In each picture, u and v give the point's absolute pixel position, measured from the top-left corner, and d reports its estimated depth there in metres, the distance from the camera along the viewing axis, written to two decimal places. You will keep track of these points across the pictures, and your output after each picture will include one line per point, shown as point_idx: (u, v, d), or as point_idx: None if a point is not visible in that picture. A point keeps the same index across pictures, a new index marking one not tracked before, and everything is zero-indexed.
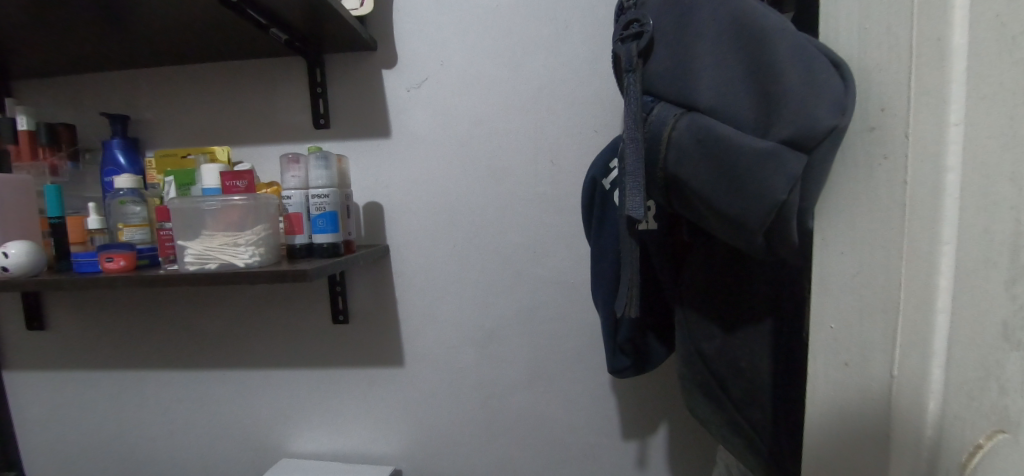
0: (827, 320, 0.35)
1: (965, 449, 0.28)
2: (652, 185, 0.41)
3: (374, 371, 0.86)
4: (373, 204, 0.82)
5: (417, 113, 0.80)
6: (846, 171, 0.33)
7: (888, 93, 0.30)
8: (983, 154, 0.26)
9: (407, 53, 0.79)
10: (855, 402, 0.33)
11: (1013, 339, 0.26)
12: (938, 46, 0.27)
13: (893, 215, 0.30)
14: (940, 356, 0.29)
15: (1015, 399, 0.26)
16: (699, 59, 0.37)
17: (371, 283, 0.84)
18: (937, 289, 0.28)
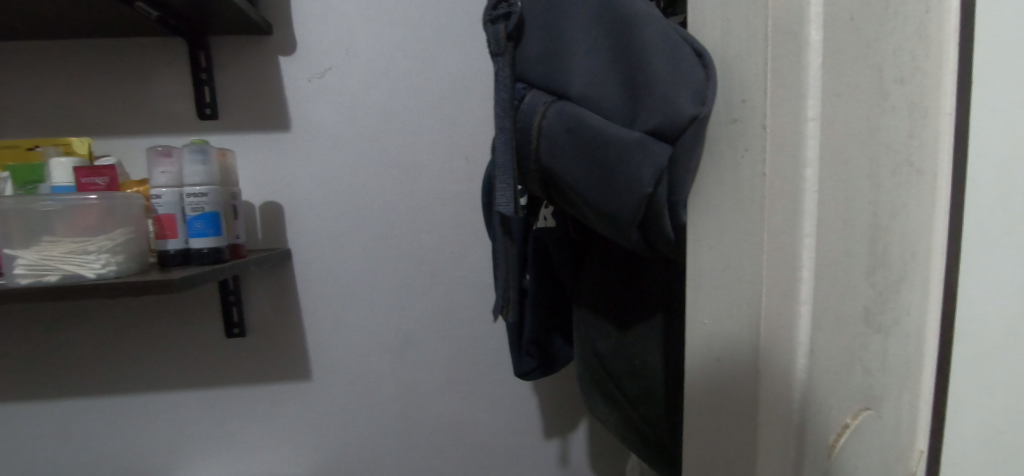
0: (700, 316, 0.35)
1: (836, 431, 0.30)
2: (529, 176, 0.40)
3: (278, 387, 0.79)
4: (271, 204, 0.75)
5: (320, 106, 0.74)
6: (714, 163, 0.33)
7: (749, 85, 0.30)
8: (840, 151, 0.28)
9: (307, 39, 0.73)
10: (728, 401, 0.33)
11: (875, 323, 0.29)
12: (799, 39, 0.28)
13: (755, 208, 0.30)
14: (803, 348, 0.30)
15: (874, 376, 0.30)
16: (569, 45, 0.36)
17: (271, 290, 0.77)
18: (800, 282, 0.29)
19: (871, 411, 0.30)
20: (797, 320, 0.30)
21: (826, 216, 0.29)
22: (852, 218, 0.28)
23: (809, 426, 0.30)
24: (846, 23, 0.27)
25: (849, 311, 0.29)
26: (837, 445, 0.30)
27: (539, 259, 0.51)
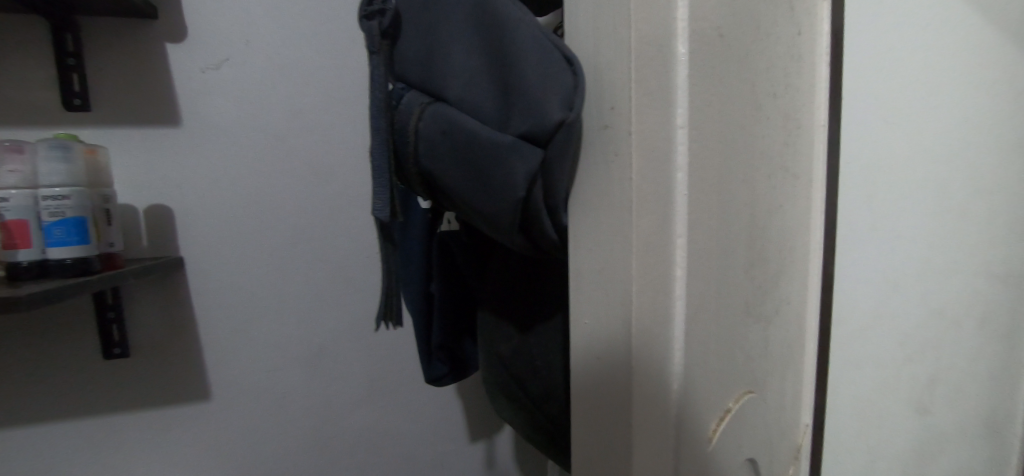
0: (581, 317, 0.31)
1: (717, 419, 0.32)
2: (412, 182, 0.35)
3: (171, 411, 0.72)
4: (158, 207, 0.68)
5: (216, 100, 0.68)
6: (591, 170, 0.29)
7: (617, 90, 0.27)
8: (705, 160, 0.29)
9: (199, 26, 0.67)
10: (604, 408, 0.30)
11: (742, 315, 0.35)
12: (670, 48, 0.27)
13: (623, 215, 0.27)
14: (678, 344, 0.29)
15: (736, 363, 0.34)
16: (445, 41, 0.32)
17: (159, 303, 0.69)
18: (672, 279, 0.28)
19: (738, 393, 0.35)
20: (669, 326, 0.29)
21: (693, 224, 0.29)
22: (722, 222, 0.31)
23: (693, 426, 0.30)
24: (716, 42, 0.29)
25: (722, 308, 0.32)
26: (715, 435, 0.32)
27: (444, 264, 0.49)
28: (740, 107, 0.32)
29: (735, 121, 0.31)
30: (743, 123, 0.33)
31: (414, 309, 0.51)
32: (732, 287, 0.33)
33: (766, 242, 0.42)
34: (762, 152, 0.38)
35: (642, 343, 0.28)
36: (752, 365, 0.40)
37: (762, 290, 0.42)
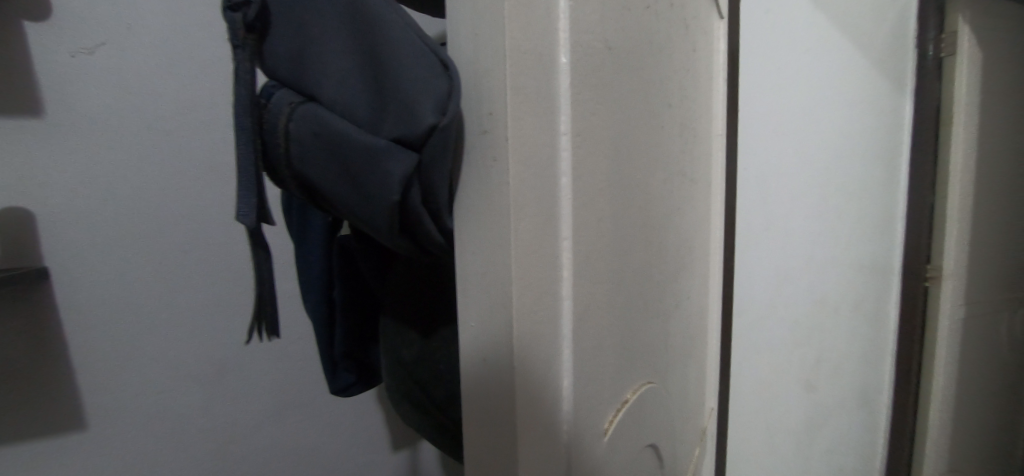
0: (467, 318, 0.27)
1: (613, 410, 0.33)
2: (288, 186, 0.33)
3: (34, 446, 0.62)
4: (15, 210, 0.59)
5: (89, 89, 0.60)
6: (471, 178, 0.26)
7: (495, 96, 0.24)
8: (593, 167, 0.29)
9: (66, 5, 0.59)
10: (490, 416, 0.26)
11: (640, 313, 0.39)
12: (554, 53, 0.26)
13: (502, 227, 0.24)
14: (568, 343, 0.27)
15: (633, 358, 0.37)
16: (317, 38, 0.30)
17: (16, 323, 0.60)
18: (561, 281, 0.27)
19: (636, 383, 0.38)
20: (559, 341, 0.27)
21: (580, 231, 0.28)
22: (609, 228, 0.31)
23: (590, 428, 0.30)
24: (601, 52, 0.29)
25: (612, 310, 0.32)
26: (612, 427, 0.33)
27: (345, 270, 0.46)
28: (624, 117, 0.33)
29: (620, 129, 0.32)
30: (630, 131, 0.34)
31: (314, 317, 0.48)
32: (622, 290, 0.34)
33: (660, 245, 0.44)
34: (651, 158, 0.40)
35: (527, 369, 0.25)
36: (648, 361, 0.41)
37: (657, 290, 0.43)
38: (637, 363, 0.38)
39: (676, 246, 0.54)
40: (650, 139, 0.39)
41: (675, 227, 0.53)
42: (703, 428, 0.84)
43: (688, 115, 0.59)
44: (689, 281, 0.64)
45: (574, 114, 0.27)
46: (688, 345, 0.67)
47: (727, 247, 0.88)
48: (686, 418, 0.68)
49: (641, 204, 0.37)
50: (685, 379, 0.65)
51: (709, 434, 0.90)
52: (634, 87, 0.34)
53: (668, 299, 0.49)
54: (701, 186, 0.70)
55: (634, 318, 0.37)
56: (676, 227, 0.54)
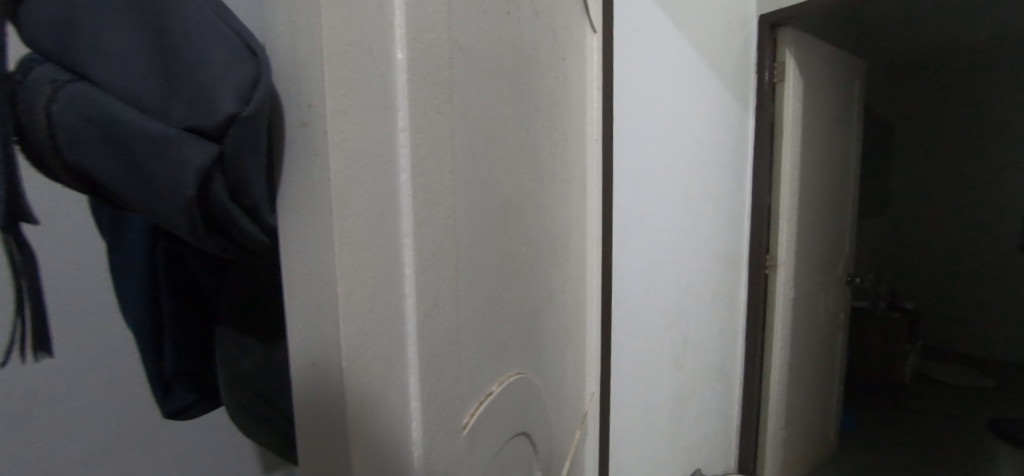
0: (296, 319, 0.25)
1: (473, 405, 0.34)
2: (55, 178, 0.28)
3: None
4: None
5: None
6: (296, 172, 0.25)
7: (314, 86, 0.23)
8: (442, 166, 0.29)
9: None
10: (322, 419, 0.25)
11: (506, 308, 0.40)
12: (389, 48, 0.25)
13: (323, 223, 0.23)
14: (410, 340, 0.27)
15: (496, 352, 0.38)
16: (93, 12, 0.26)
17: None
18: (402, 278, 0.27)
19: (504, 375, 0.40)
20: (401, 339, 0.27)
21: (426, 230, 0.28)
22: (463, 227, 0.32)
23: (445, 425, 0.30)
24: (446, 51, 0.29)
25: (469, 305, 0.33)
26: (471, 421, 0.34)
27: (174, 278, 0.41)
28: (479, 118, 0.33)
29: (473, 130, 0.33)
30: (486, 132, 0.35)
31: (137, 332, 0.43)
32: (480, 288, 0.35)
33: (527, 242, 0.46)
34: (514, 158, 0.41)
35: (367, 374, 0.25)
36: (517, 354, 0.43)
37: (523, 285, 0.45)
38: (502, 356, 0.39)
39: (546, 243, 0.57)
40: (512, 139, 0.41)
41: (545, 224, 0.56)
42: (584, 411, 0.92)
43: (558, 121, 0.63)
44: (563, 276, 0.69)
45: (416, 111, 0.27)
46: (565, 337, 0.72)
47: (601, 244, 0.96)
48: (566, 404, 0.73)
49: (503, 203, 0.38)
50: (562, 369, 0.70)
51: (589, 415, 0.98)
52: (491, 89, 0.35)
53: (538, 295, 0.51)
54: (575, 188, 0.76)
55: (498, 314, 0.38)
56: (547, 224, 0.57)
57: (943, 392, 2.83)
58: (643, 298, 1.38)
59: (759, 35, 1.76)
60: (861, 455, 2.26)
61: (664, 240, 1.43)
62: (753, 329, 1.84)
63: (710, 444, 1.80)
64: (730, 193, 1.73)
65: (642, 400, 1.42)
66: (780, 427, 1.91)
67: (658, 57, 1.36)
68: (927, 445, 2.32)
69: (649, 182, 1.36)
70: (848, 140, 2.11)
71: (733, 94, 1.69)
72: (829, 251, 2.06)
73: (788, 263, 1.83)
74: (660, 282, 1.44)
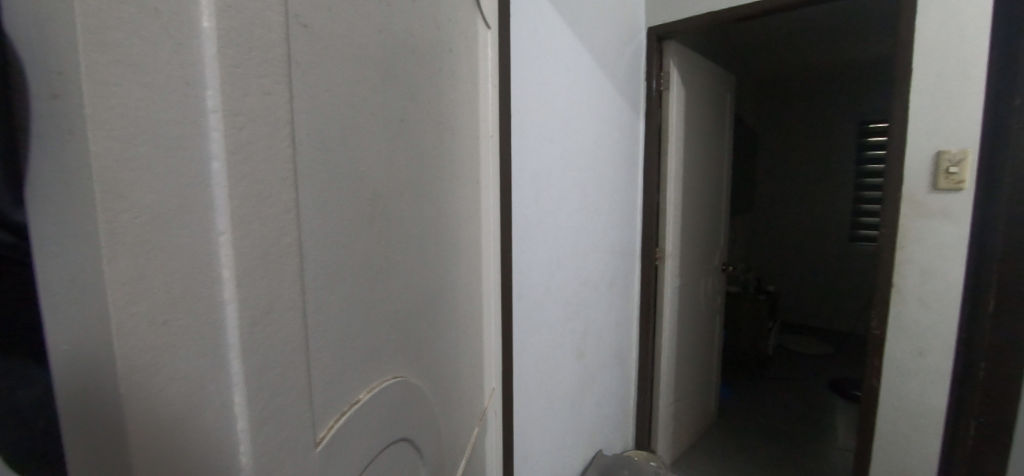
0: (56, 334, 0.21)
1: (332, 417, 0.32)
2: None
3: None
4: None
5: None
6: (54, 157, 0.21)
7: (63, 53, 0.20)
8: (276, 155, 0.26)
9: None
10: (100, 447, 0.21)
11: (378, 310, 0.38)
12: (190, 20, 0.23)
13: (86, 214, 0.20)
14: (233, 350, 0.25)
15: (364, 358, 0.36)
16: None
17: None
18: (217, 281, 0.24)
19: (377, 381, 0.38)
20: (216, 347, 0.24)
21: (255, 226, 0.25)
22: (309, 224, 0.29)
23: (290, 445, 0.28)
24: (280, 27, 0.26)
25: (319, 308, 0.31)
26: (329, 434, 0.32)
27: None
28: (331, 102, 0.31)
29: (322, 116, 0.30)
30: (341, 119, 0.32)
31: None
32: (337, 287, 0.32)
33: (405, 241, 0.44)
34: (385, 151, 0.39)
35: (159, 389, 0.22)
36: (393, 357, 0.41)
37: (401, 286, 0.43)
38: (374, 361, 0.38)
39: (430, 239, 0.55)
40: (382, 131, 0.38)
41: (428, 219, 0.54)
42: (483, 408, 0.92)
43: (445, 114, 0.62)
44: (454, 275, 0.67)
45: (237, 93, 0.24)
46: (458, 335, 0.71)
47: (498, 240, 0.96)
48: (461, 402, 0.72)
49: (368, 197, 0.36)
50: (455, 367, 0.69)
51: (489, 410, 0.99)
52: (348, 73, 0.33)
53: (420, 294, 0.50)
54: (466, 184, 0.75)
55: (365, 316, 0.36)
56: (431, 219, 0.55)
57: (797, 361, 3.31)
58: (545, 291, 1.43)
59: (647, 45, 1.91)
60: (735, 420, 2.57)
61: (563, 235, 1.49)
62: (645, 316, 2.00)
63: (609, 426, 1.92)
64: (622, 190, 1.85)
65: (546, 390, 1.47)
66: (669, 404, 2.09)
67: (556, 58, 1.41)
68: (785, 407, 2.70)
69: (548, 179, 1.41)
70: (723, 144, 2.37)
71: (625, 98, 1.81)
72: (708, 243, 2.30)
73: (674, 254, 2.00)
74: (560, 275, 1.50)
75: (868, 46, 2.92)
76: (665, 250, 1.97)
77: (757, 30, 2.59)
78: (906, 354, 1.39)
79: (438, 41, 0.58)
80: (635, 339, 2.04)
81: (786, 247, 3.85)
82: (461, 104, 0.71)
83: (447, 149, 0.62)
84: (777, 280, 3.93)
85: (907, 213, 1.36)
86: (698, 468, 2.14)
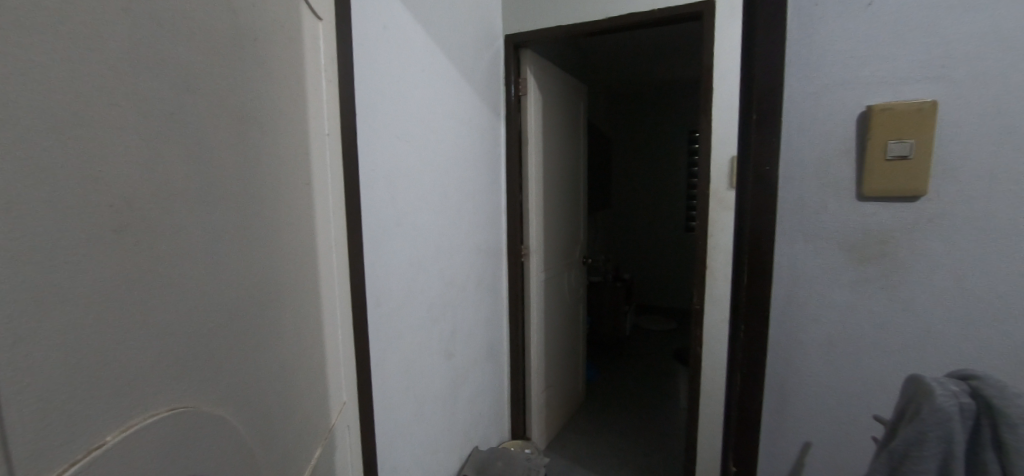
0: None
1: (60, 462, 0.32)
2: None
3: None
4: None
5: None
6: None
7: None
8: None
9: None
10: None
11: (140, 331, 0.36)
12: None
13: None
14: None
15: (115, 392, 0.35)
16: None
17: None
18: None
19: (144, 413, 0.37)
20: None
21: None
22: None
23: None
24: None
25: (23, 336, 0.29)
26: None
27: None
28: (28, 114, 0.30)
29: (18, 126, 0.29)
30: (54, 132, 0.31)
31: None
32: (55, 311, 0.31)
33: (173, 246, 0.39)
34: (67, 143, 0.32)
35: None
36: (165, 386, 0.39)
37: (176, 300, 0.40)
38: (135, 394, 0.36)
39: (229, 245, 0.49)
40: (61, 121, 0.31)
41: (221, 223, 0.47)
42: (334, 422, 0.86)
43: (261, 113, 0.57)
44: (277, 286, 0.61)
45: None
46: (294, 348, 0.66)
47: (346, 245, 0.90)
48: (301, 419, 0.67)
49: (106, 210, 0.34)
50: (292, 383, 0.65)
51: (344, 425, 0.92)
52: (58, 80, 0.31)
53: (213, 309, 0.45)
54: (298, 187, 0.70)
55: (115, 341, 0.35)
56: (228, 222, 0.49)
57: (648, 338, 3.76)
58: (408, 294, 1.40)
59: (505, 52, 1.97)
60: (600, 398, 2.82)
61: (424, 236, 1.47)
62: (513, 311, 2.09)
63: (484, 421, 1.95)
64: (485, 190, 1.89)
65: (413, 396, 1.44)
66: (541, 391, 2.21)
67: (408, 58, 1.37)
68: (641, 380, 3.04)
69: (405, 180, 1.38)
70: (577, 146, 2.57)
71: (483, 101, 1.85)
72: (568, 238, 2.47)
73: (536, 250, 2.11)
74: (423, 277, 1.48)
75: (688, 65, 3.42)
76: (529, 246, 2.07)
77: (602, 43, 2.87)
78: (720, 322, 1.66)
79: (227, 25, 0.50)
80: (505, 334, 2.11)
81: (637, 239, 4.37)
82: (280, 102, 0.64)
83: (253, 149, 0.54)
84: (631, 268, 4.42)
85: (714, 206, 1.63)
86: (566, 447, 2.30)
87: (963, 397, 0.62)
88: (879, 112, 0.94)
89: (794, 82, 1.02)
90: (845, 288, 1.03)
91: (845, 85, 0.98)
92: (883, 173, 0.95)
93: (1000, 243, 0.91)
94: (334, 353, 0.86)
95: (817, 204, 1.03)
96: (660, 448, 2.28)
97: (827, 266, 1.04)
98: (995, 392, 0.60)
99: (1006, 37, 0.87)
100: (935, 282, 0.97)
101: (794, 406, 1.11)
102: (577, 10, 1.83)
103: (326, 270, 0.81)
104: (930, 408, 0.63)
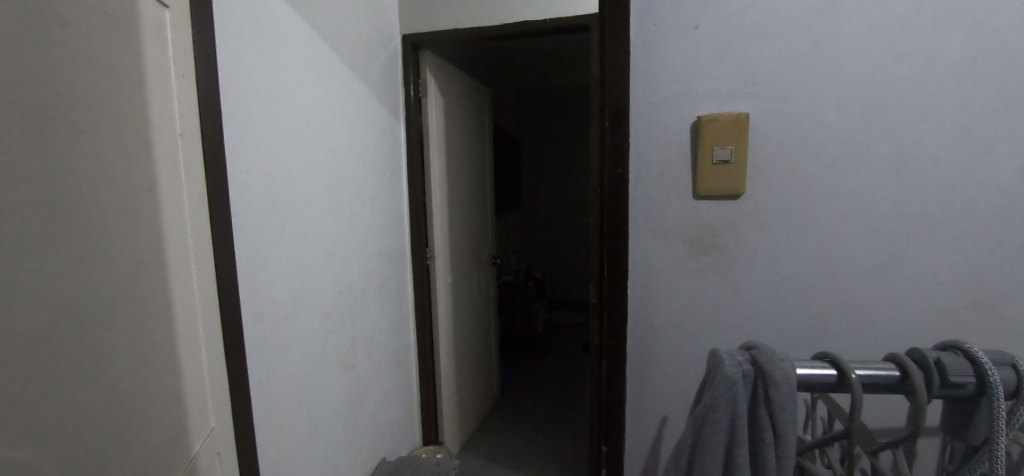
0: None
1: None
2: None
3: None
4: None
5: None
6: None
7: None
8: None
9: None
10: None
11: None
12: None
13: None
14: None
15: None
16: None
17: None
18: None
19: None
20: None
21: None
22: None
23: None
24: None
25: None
26: None
27: None
28: None
29: None
30: None
31: None
32: None
33: None
34: None
35: None
36: None
37: None
38: None
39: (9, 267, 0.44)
40: None
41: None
42: (219, 455, 0.76)
43: (82, 117, 0.51)
44: (115, 308, 0.54)
45: None
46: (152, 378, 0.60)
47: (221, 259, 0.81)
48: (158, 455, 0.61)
49: None
50: (143, 416, 0.58)
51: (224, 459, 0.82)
52: None
53: None
54: (159, 198, 0.62)
55: None
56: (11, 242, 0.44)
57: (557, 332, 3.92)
58: (296, 306, 1.31)
59: (403, 52, 1.93)
60: (512, 394, 2.88)
61: (315, 242, 1.39)
62: (420, 314, 2.05)
63: (391, 431, 1.89)
64: (386, 192, 1.84)
65: (308, 413, 1.35)
66: (451, 393, 2.20)
67: (290, 54, 1.28)
68: (551, 372, 3.17)
69: (291, 184, 1.29)
70: (482, 148, 2.60)
71: (380, 101, 1.79)
72: (475, 238, 2.49)
73: (442, 252, 2.10)
74: (314, 286, 1.39)
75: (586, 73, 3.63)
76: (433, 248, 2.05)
77: (507, 48, 2.93)
78: None
79: None
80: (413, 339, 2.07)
81: (545, 237, 4.54)
82: (103, 97, 0.54)
83: (23, 151, 0.45)
84: (541, 266, 4.58)
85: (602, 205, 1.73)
86: (478, 447, 2.32)
87: (748, 364, 0.61)
88: (707, 119, 1.07)
89: (656, 94, 1.12)
90: (691, 277, 1.16)
91: (694, 98, 1.10)
92: (711, 174, 1.09)
93: (813, 235, 1.06)
94: (221, 379, 0.76)
95: (662, 203, 1.15)
96: (568, 439, 2.37)
97: (676, 259, 1.16)
98: (769, 355, 0.59)
99: (806, 60, 1.02)
100: (772, 270, 1.10)
101: (662, 384, 1.22)
102: (476, 15, 1.84)
103: (202, 289, 0.72)
104: (720, 378, 0.61)
